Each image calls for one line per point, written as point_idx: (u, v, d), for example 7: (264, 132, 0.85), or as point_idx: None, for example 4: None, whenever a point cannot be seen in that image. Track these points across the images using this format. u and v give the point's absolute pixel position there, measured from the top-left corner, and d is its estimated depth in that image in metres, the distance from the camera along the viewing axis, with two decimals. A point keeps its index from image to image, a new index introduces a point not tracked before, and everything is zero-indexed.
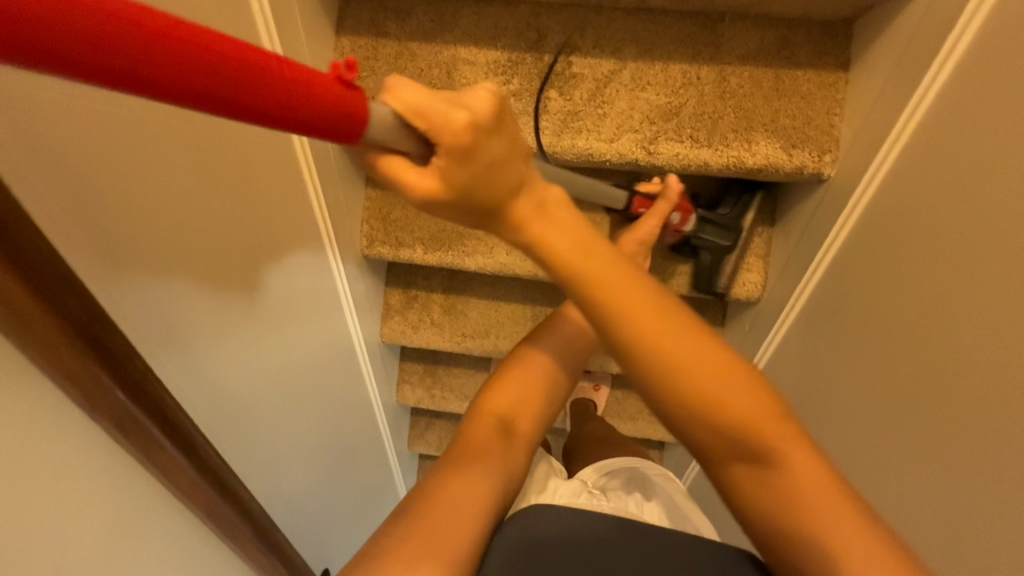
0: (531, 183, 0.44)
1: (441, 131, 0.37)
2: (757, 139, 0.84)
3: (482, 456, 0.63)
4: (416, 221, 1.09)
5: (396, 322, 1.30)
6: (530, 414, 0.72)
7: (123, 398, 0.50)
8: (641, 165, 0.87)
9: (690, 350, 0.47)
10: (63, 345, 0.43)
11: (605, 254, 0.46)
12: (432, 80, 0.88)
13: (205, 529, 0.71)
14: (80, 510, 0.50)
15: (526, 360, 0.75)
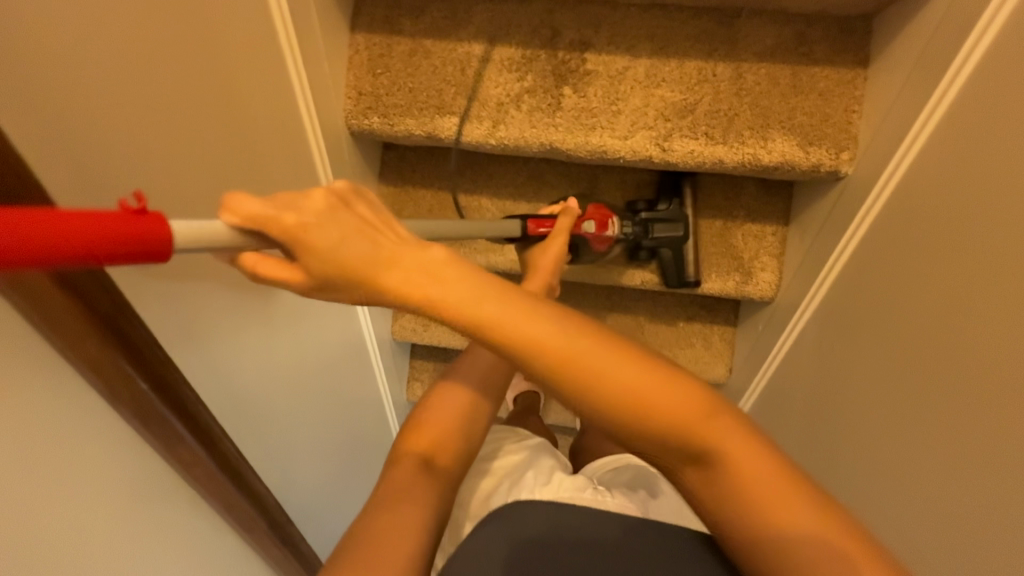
0: (394, 251, 0.45)
1: (281, 229, 0.41)
2: (773, 137, 0.83)
3: (409, 493, 0.58)
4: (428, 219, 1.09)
5: (407, 319, 1.31)
6: (455, 448, 0.66)
7: (145, 389, 0.51)
8: (655, 162, 0.87)
9: (586, 350, 0.46)
10: (90, 334, 0.44)
11: (496, 287, 0.46)
12: (445, 77, 0.88)
13: (222, 520, 0.72)
14: (102, 498, 0.51)
15: (441, 396, 0.71)
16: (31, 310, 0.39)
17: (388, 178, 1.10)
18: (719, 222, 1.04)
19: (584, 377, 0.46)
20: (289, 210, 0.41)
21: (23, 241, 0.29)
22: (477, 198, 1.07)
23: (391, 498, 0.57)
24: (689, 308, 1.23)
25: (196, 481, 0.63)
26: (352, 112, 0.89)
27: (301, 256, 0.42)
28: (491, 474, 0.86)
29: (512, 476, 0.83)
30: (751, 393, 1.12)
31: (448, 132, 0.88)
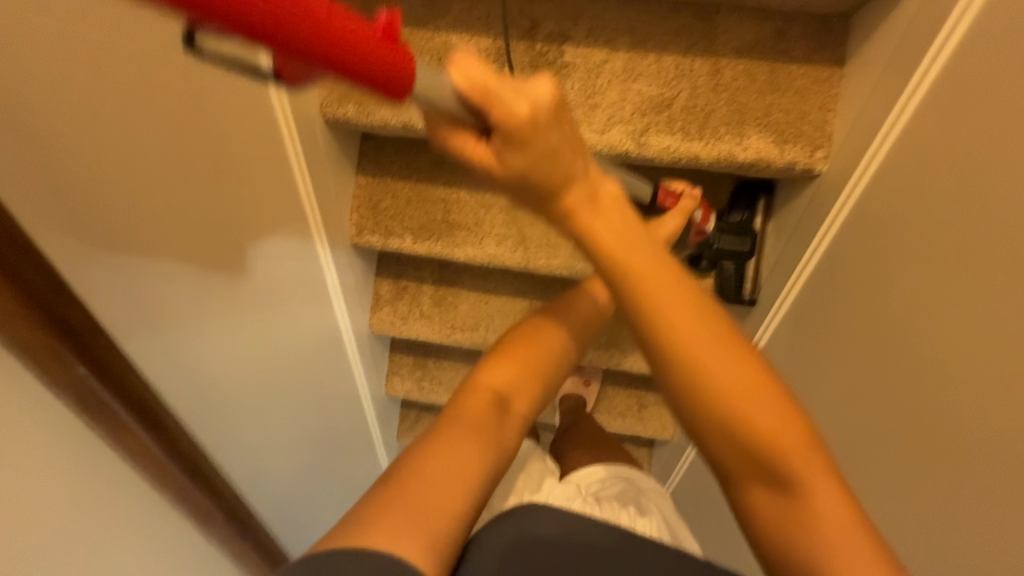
0: (581, 173, 0.45)
1: (505, 116, 0.40)
2: (749, 133, 0.83)
3: (475, 427, 0.60)
4: (406, 211, 1.09)
5: (386, 312, 1.29)
6: (528, 391, 0.68)
7: (86, 373, 0.50)
8: (632, 157, 0.86)
9: (669, 292, 0.45)
10: (23, 315, 0.42)
11: (637, 231, 0.46)
12: (422, 66, 0.87)
13: (175, 512, 0.70)
14: (41, 488, 0.49)
15: (538, 335, 0.71)
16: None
17: (366, 169, 1.09)
18: None
19: (694, 357, 0.46)
20: (523, 100, 0.40)
21: (277, 12, 0.31)
22: (455, 191, 1.09)
23: (449, 434, 0.58)
24: None
25: (148, 472, 0.62)
26: (327, 99, 0.88)
27: (509, 145, 0.42)
28: None
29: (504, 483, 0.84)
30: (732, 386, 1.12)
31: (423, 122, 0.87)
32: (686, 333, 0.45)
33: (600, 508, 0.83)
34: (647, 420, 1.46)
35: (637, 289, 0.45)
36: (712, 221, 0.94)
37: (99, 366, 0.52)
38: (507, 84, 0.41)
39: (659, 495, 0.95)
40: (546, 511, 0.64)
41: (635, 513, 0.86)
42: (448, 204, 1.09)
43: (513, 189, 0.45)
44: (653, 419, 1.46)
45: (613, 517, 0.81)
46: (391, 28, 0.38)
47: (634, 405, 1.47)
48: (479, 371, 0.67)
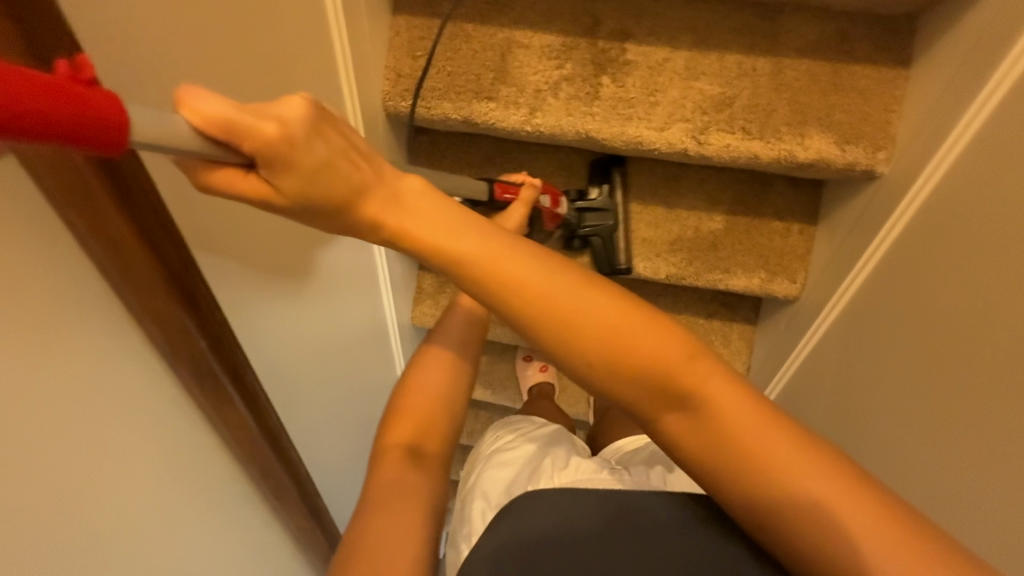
0: (374, 180, 0.41)
1: (259, 139, 0.33)
2: (810, 134, 0.84)
3: (407, 496, 0.56)
4: None
5: (427, 306, 1.32)
6: (434, 433, 0.65)
7: (204, 348, 0.52)
8: (690, 155, 0.87)
9: (517, 262, 0.43)
10: (157, 284, 0.44)
11: (455, 216, 0.44)
12: (484, 61, 0.89)
13: (251, 487, 0.72)
14: (148, 451, 0.52)
15: (417, 378, 0.69)
16: (94, 250, 0.40)
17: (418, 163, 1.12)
18: (744, 218, 1.04)
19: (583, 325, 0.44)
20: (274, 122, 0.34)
21: None
22: None
23: (378, 505, 0.54)
24: (710, 305, 1.24)
25: (238, 445, 0.64)
26: (390, 94, 0.90)
27: (285, 169, 0.36)
28: (505, 462, 0.87)
29: (531, 463, 0.85)
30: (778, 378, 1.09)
31: (485, 117, 0.89)
32: (569, 314, 0.43)
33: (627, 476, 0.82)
34: None
35: (510, 284, 0.43)
36: (565, 203, 0.98)
37: (217, 341, 0.53)
38: (255, 109, 0.33)
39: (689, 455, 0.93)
40: (541, 500, 0.60)
41: (663, 472, 0.88)
42: None
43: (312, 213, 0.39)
44: None
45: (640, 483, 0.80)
46: (81, 67, 0.28)
47: None
48: (381, 437, 0.64)
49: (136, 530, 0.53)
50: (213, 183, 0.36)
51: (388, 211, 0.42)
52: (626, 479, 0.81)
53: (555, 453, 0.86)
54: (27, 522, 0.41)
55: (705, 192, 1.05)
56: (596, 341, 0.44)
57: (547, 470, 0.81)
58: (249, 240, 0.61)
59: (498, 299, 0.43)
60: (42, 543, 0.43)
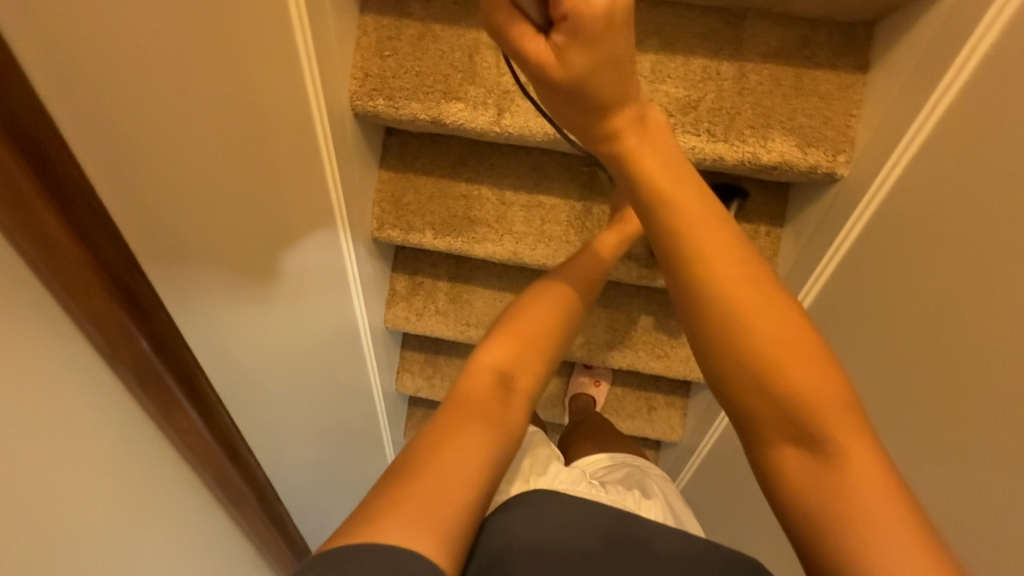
0: (634, 96, 0.44)
1: (582, 13, 0.37)
2: (773, 137, 0.85)
3: (479, 418, 0.57)
4: (428, 206, 1.10)
5: (401, 308, 1.30)
6: (529, 370, 0.66)
7: (146, 348, 0.51)
8: None
9: (708, 226, 0.48)
10: (92, 283, 0.44)
11: (682, 169, 0.48)
12: (453, 62, 0.89)
13: (205, 495, 0.70)
14: (94, 460, 0.50)
15: (533, 305, 0.72)
16: (34, 252, 0.38)
17: (389, 163, 1.11)
18: None
19: (729, 304, 0.49)
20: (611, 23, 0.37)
21: None
22: (478, 186, 1.10)
23: (451, 425, 0.55)
24: None
25: (189, 451, 0.63)
26: (358, 93, 0.89)
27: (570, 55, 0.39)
28: None
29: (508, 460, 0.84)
30: None
31: (452, 117, 0.89)
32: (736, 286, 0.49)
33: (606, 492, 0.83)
34: (655, 421, 1.47)
35: (674, 213, 0.48)
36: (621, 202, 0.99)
37: (159, 338, 0.53)
38: None
39: (663, 482, 0.97)
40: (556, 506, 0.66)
41: (640, 496, 0.87)
42: (470, 200, 1.09)
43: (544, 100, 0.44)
44: (661, 421, 1.47)
45: (618, 501, 0.82)
46: None
47: (643, 407, 1.48)
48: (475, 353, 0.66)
49: (78, 541, 0.51)
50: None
51: (625, 126, 0.45)
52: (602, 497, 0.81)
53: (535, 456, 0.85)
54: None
55: None
56: (740, 321, 0.49)
57: (528, 472, 0.81)
58: (203, 236, 0.60)
59: (658, 225, 0.48)
60: None
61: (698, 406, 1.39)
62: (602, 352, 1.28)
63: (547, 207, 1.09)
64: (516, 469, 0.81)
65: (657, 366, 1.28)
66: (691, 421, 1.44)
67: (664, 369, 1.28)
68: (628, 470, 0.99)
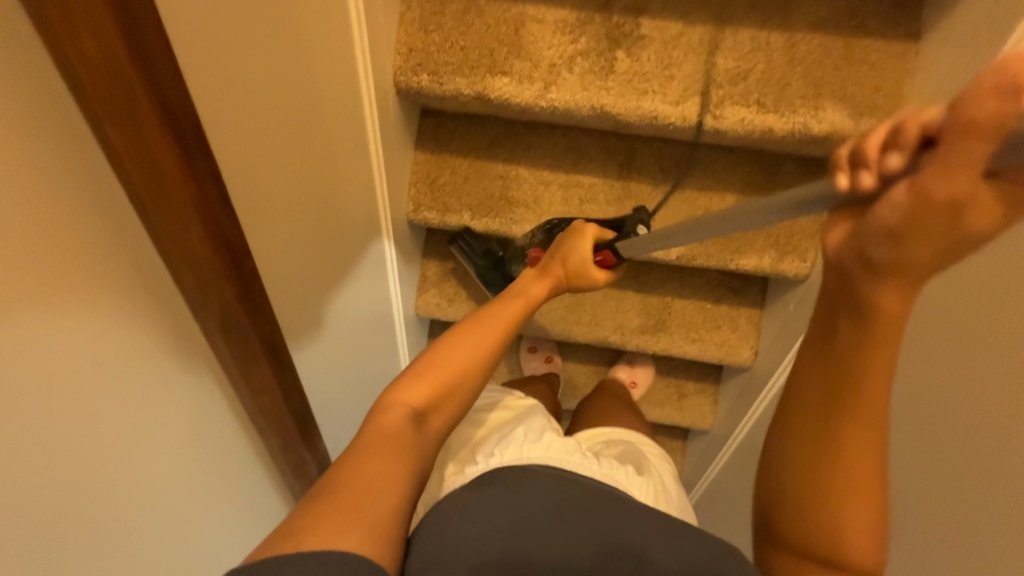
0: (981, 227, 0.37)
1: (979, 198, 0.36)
2: (825, 107, 0.84)
3: (393, 449, 0.64)
4: (464, 187, 1.09)
5: (432, 294, 1.29)
6: (443, 408, 0.72)
7: (229, 297, 0.56)
8: (706, 130, 0.88)
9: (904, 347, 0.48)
10: (200, 229, 0.49)
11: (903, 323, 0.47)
12: (499, 36, 0.89)
13: (253, 443, 0.76)
14: (163, 393, 0.57)
15: (461, 340, 0.79)
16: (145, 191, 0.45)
17: (425, 144, 1.10)
18: (737, 190, 1.04)
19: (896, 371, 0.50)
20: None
21: None
22: (515, 167, 1.08)
23: (367, 457, 0.61)
24: (717, 290, 1.26)
25: (253, 400, 0.68)
26: (401, 69, 0.89)
27: (967, 216, 0.37)
28: (484, 426, 0.90)
29: (503, 430, 0.85)
30: (779, 377, 1.13)
31: (499, 92, 0.88)
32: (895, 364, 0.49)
33: (600, 463, 0.80)
34: (686, 408, 1.45)
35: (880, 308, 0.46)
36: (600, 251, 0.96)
37: (246, 291, 0.57)
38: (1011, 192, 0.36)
39: (660, 464, 0.95)
40: (533, 489, 0.71)
41: (631, 472, 0.83)
42: (507, 181, 1.08)
43: (871, 220, 0.41)
44: (692, 408, 1.45)
45: (610, 476, 0.78)
46: None
47: (673, 395, 1.46)
48: (391, 391, 0.71)
49: (150, 462, 0.58)
50: (854, 157, 0.41)
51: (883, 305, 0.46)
52: (596, 468, 0.78)
53: (530, 424, 0.84)
54: (42, 442, 0.45)
55: (714, 173, 1.05)
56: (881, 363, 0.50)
57: (519, 437, 0.81)
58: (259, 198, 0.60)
59: None
60: (72, 460, 0.48)
61: (730, 391, 1.37)
62: (635, 337, 1.27)
63: (585, 186, 1.08)
64: (511, 435, 0.81)
65: (693, 350, 1.26)
66: (723, 407, 1.42)
67: (699, 352, 1.26)
68: (625, 447, 0.97)
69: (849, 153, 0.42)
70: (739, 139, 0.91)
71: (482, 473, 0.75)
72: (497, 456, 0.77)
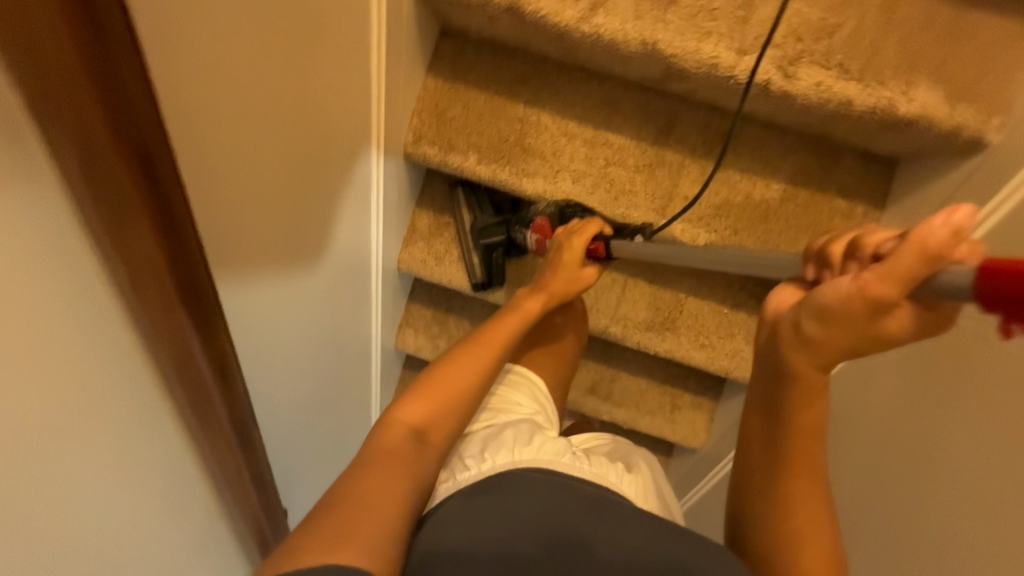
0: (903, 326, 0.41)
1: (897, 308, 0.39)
2: (917, 84, 0.70)
3: (401, 473, 0.57)
4: (475, 126, 0.94)
5: (419, 249, 1.14)
6: (448, 423, 0.66)
7: (127, 164, 0.35)
8: (770, 91, 0.74)
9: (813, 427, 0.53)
10: (150, 233, 0.39)
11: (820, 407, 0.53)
12: None
13: (209, 491, 0.67)
14: (116, 450, 0.48)
15: (464, 355, 0.72)
16: (86, 193, 0.34)
17: (439, 68, 0.95)
18: (786, 178, 0.90)
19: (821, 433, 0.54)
20: (956, 322, 0.39)
21: None
22: (537, 112, 0.94)
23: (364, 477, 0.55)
24: (737, 294, 1.12)
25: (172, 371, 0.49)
26: None
27: (887, 319, 0.40)
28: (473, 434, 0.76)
29: (490, 434, 0.72)
30: None
31: (535, 4, 0.73)
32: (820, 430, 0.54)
33: (589, 462, 0.68)
34: (677, 422, 1.31)
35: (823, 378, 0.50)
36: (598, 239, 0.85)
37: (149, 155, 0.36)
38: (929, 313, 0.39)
39: (653, 462, 0.80)
40: (528, 486, 0.60)
41: (622, 470, 0.70)
42: (525, 127, 0.94)
43: (815, 296, 0.44)
44: (684, 423, 1.31)
45: (600, 477, 0.66)
46: None
47: (666, 405, 1.32)
48: (396, 406, 0.65)
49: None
50: (827, 251, 0.46)
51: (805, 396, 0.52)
52: (582, 468, 0.65)
53: (519, 427, 0.73)
54: None
55: (764, 155, 0.90)
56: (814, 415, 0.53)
57: (510, 442, 0.69)
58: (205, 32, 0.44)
59: None
60: None
61: (729, 409, 1.24)
62: (638, 332, 1.13)
63: (613, 147, 0.93)
64: (500, 440, 0.69)
65: (698, 357, 1.12)
66: (718, 427, 1.28)
67: (704, 360, 1.12)
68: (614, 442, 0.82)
69: (824, 247, 0.47)
70: (805, 114, 0.77)
71: (476, 480, 0.63)
72: (489, 462, 0.65)
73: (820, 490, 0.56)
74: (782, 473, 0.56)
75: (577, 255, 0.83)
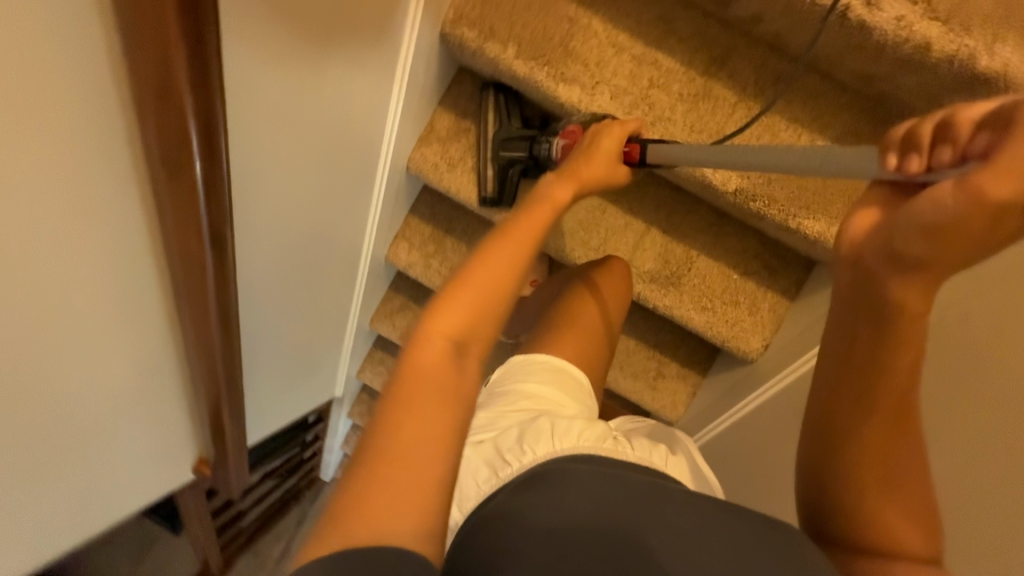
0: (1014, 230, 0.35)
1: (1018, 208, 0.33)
2: (1001, 39, 0.66)
3: (439, 398, 0.45)
4: (520, 16, 0.87)
5: (432, 151, 1.08)
6: (489, 332, 0.51)
7: None
8: (846, 21, 0.68)
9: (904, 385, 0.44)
10: None
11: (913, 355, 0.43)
12: None
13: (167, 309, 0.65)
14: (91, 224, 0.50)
15: (498, 248, 0.56)
16: None
17: None
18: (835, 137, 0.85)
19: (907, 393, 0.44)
20: None
21: None
22: (588, 17, 0.88)
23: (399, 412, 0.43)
24: (750, 262, 1.08)
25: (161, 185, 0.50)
26: None
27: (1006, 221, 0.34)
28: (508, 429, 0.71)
29: (527, 424, 0.68)
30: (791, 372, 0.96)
31: None
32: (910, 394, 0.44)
33: (631, 446, 0.65)
34: (659, 391, 1.27)
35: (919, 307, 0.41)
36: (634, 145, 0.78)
37: None
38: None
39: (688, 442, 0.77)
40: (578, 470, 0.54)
41: (665, 452, 0.69)
42: (573, 29, 0.88)
43: (911, 206, 0.37)
44: (666, 393, 1.27)
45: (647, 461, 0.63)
46: None
47: (651, 370, 1.28)
48: (426, 318, 0.50)
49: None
50: (914, 134, 0.37)
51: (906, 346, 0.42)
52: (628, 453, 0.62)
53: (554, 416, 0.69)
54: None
55: (815, 108, 0.85)
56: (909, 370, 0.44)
57: (550, 430, 0.64)
58: None
59: None
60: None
61: (717, 384, 1.20)
62: (641, 283, 1.08)
63: (661, 69, 0.87)
64: (537, 429, 0.65)
65: (698, 319, 1.07)
66: (701, 401, 1.24)
67: (703, 324, 1.07)
68: (653, 427, 0.80)
69: (909, 130, 0.38)
70: (873, 56, 0.72)
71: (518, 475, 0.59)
72: (530, 454, 0.61)
73: (891, 469, 0.45)
74: (836, 442, 0.46)
75: (614, 148, 0.77)
